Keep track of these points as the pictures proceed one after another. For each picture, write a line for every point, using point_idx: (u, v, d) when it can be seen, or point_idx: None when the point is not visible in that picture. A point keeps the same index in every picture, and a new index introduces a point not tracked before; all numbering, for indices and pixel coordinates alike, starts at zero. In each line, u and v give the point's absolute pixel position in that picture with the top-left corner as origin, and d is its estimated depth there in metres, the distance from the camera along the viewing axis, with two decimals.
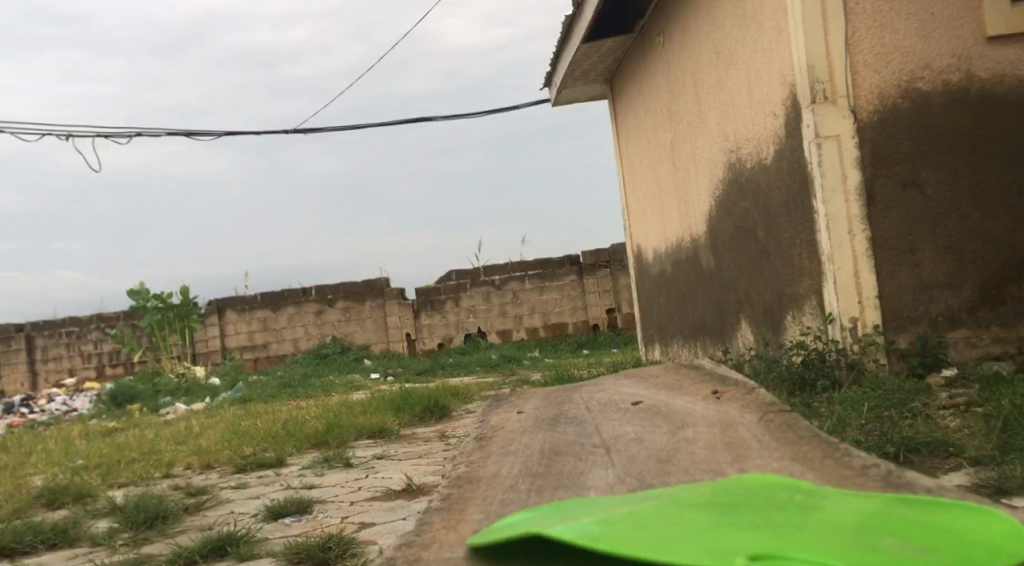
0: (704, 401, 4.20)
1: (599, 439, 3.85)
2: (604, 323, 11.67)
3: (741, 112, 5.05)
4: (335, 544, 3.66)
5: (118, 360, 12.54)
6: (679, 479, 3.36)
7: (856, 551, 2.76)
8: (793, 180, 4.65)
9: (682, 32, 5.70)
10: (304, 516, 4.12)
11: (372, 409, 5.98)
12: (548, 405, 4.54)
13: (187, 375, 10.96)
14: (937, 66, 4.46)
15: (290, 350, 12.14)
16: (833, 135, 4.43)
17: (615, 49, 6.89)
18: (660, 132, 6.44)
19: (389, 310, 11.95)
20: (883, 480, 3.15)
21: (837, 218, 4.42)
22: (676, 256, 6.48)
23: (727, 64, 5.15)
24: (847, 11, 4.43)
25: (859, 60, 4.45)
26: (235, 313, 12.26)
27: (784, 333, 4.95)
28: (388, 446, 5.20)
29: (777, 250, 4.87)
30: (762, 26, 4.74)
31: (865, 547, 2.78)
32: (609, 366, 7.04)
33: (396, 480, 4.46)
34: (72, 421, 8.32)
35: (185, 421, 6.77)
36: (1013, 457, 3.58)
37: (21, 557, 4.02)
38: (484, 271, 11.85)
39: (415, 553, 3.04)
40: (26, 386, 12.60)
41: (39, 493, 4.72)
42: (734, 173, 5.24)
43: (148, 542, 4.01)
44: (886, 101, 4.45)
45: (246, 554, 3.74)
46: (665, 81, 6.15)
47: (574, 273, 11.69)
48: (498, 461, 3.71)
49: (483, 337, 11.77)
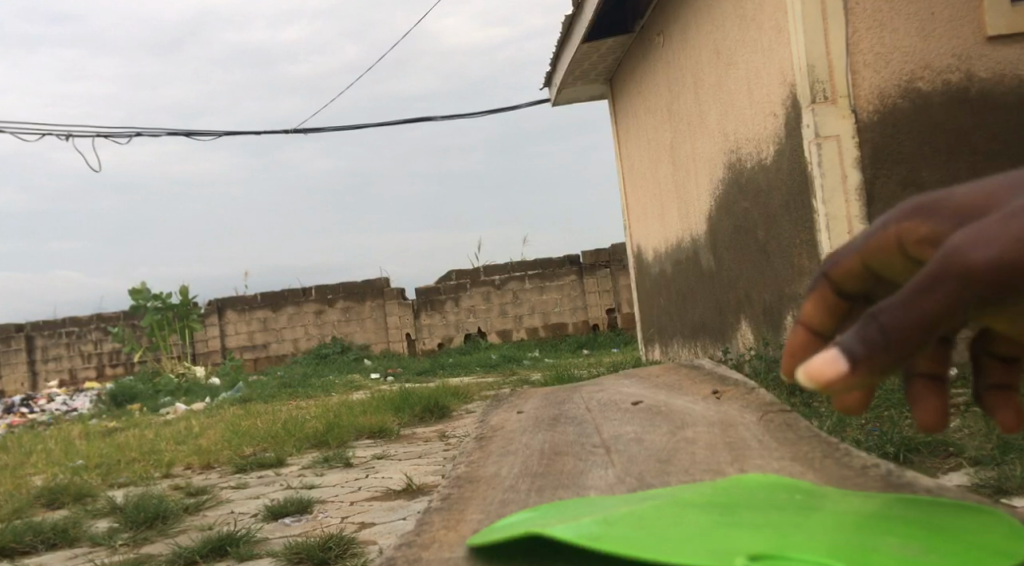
0: (705, 401, 4.19)
1: (599, 439, 3.85)
2: (605, 323, 11.65)
3: (742, 113, 5.06)
4: (335, 544, 3.65)
5: (118, 360, 12.54)
6: (678, 479, 3.36)
7: (855, 551, 2.75)
8: (794, 179, 4.65)
9: (682, 31, 5.69)
10: (304, 516, 4.12)
11: (372, 409, 5.98)
12: (549, 405, 4.53)
13: (188, 375, 10.96)
14: (937, 66, 4.46)
15: (290, 350, 12.17)
16: (833, 135, 4.43)
17: (614, 49, 6.90)
18: (660, 130, 6.44)
19: (389, 311, 11.96)
20: (883, 479, 3.15)
21: (837, 218, 4.42)
22: (677, 256, 6.48)
23: (727, 63, 5.15)
24: (848, 11, 4.42)
25: (859, 59, 4.44)
26: (235, 313, 12.32)
27: (784, 333, 4.96)
28: (388, 446, 5.20)
29: (776, 250, 4.88)
30: (763, 26, 4.75)
31: (865, 548, 2.76)
32: (609, 366, 7.03)
33: (395, 480, 4.46)
34: (71, 421, 8.32)
35: (185, 421, 6.78)
36: (1013, 457, 3.57)
37: (21, 558, 4.02)
38: (484, 271, 11.85)
39: (415, 554, 3.04)
40: (25, 386, 12.63)
41: (39, 494, 4.72)
42: (734, 172, 5.24)
43: (147, 542, 4.00)
44: (886, 101, 4.44)
45: (245, 554, 3.73)
46: (665, 81, 6.15)
47: (574, 273, 11.68)
48: (499, 461, 3.71)
49: (483, 337, 11.77)
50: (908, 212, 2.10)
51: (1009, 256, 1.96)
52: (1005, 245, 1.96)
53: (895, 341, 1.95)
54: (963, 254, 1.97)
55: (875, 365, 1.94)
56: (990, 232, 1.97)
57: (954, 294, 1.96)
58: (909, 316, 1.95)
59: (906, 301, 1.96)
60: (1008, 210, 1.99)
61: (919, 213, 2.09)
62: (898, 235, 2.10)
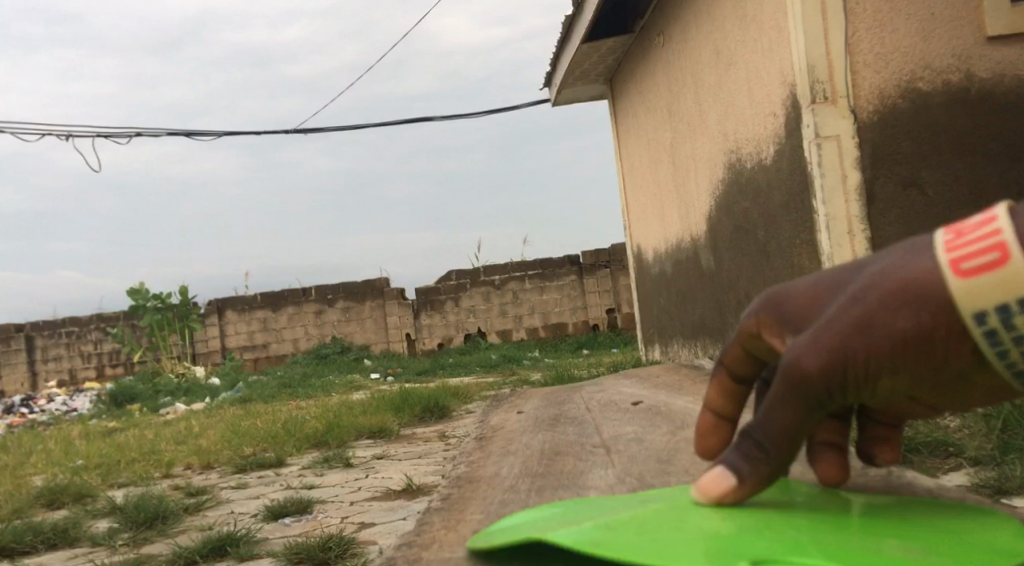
0: (705, 401, 4.20)
1: (599, 439, 3.85)
2: (604, 323, 11.65)
3: (741, 113, 5.06)
4: (335, 544, 3.63)
5: (118, 360, 12.54)
6: (678, 479, 3.36)
7: (855, 552, 2.75)
8: (794, 179, 4.65)
9: (682, 31, 5.69)
10: (304, 516, 4.12)
11: (372, 409, 5.99)
12: (550, 405, 4.54)
13: (188, 375, 10.97)
14: (938, 66, 4.45)
15: (290, 350, 12.17)
16: (833, 135, 4.43)
17: (614, 49, 6.90)
18: (660, 131, 6.44)
19: (389, 311, 11.97)
20: (883, 481, 3.15)
21: (837, 218, 4.42)
22: (676, 256, 6.48)
23: (727, 63, 5.16)
24: (848, 11, 4.42)
25: (859, 60, 4.44)
26: (235, 313, 12.33)
27: None
28: (388, 446, 5.20)
29: (776, 250, 4.89)
30: (763, 26, 4.75)
31: (866, 549, 2.76)
32: (608, 366, 7.03)
33: (396, 480, 4.47)
34: (71, 422, 8.32)
35: (185, 421, 6.79)
36: (1013, 457, 3.54)
37: (21, 558, 4.02)
38: (484, 271, 11.85)
39: (414, 553, 3.04)
40: (25, 386, 12.63)
41: (39, 493, 4.72)
42: (734, 173, 5.25)
43: (148, 542, 4.00)
44: (886, 101, 4.44)
45: (245, 554, 3.73)
46: (665, 81, 6.15)
47: (574, 273, 11.67)
48: (499, 461, 3.71)
49: (483, 337, 11.77)
50: (764, 305, 2.46)
51: (832, 361, 2.30)
52: (827, 354, 2.30)
53: (766, 457, 2.40)
54: (796, 365, 2.33)
55: (757, 476, 2.42)
56: (815, 341, 2.31)
57: (796, 402, 2.34)
58: (774, 430, 2.37)
59: (769, 415, 2.37)
60: (829, 314, 2.32)
61: (768, 309, 2.45)
62: (756, 323, 2.48)
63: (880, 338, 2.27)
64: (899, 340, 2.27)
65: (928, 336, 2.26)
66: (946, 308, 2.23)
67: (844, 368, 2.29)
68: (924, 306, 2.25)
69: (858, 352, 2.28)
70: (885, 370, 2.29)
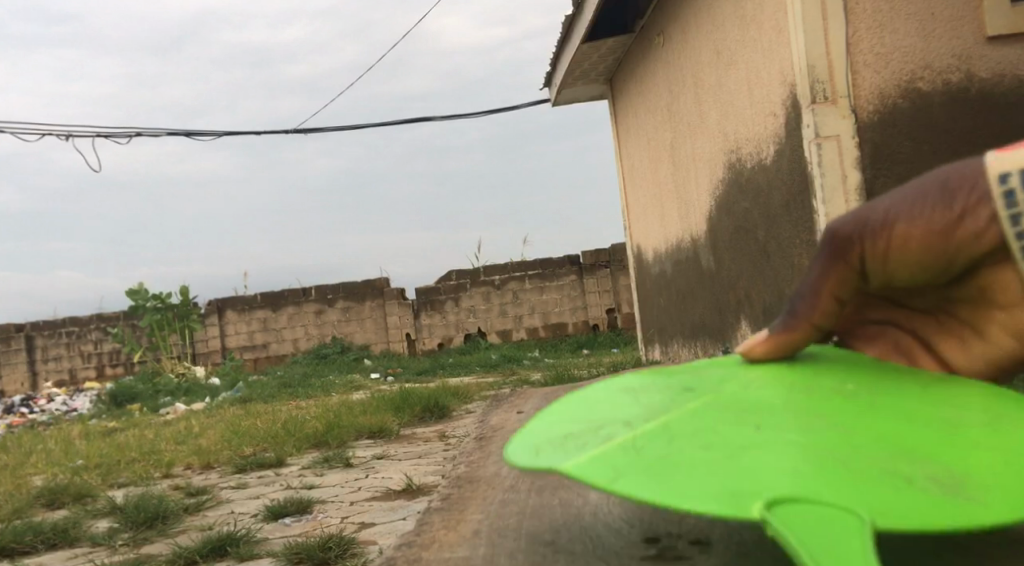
0: None
1: None
2: (605, 323, 11.64)
3: (741, 113, 5.06)
4: (335, 544, 3.63)
5: (118, 360, 12.53)
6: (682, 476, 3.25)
7: (881, 477, 2.13)
8: (794, 179, 4.65)
9: (682, 31, 5.69)
10: (304, 516, 4.11)
11: (372, 409, 5.99)
12: (549, 405, 4.54)
13: (188, 375, 10.97)
14: (938, 66, 4.45)
15: (290, 350, 12.17)
16: (833, 135, 4.43)
17: (614, 49, 6.90)
18: (660, 131, 6.44)
19: (389, 311, 11.96)
20: None
21: (837, 218, 4.43)
22: (676, 256, 6.48)
23: (727, 63, 5.16)
24: (848, 11, 4.42)
25: (859, 59, 4.44)
26: (235, 313, 12.33)
27: None
28: (388, 446, 5.20)
29: (776, 250, 4.89)
30: (763, 26, 4.75)
31: (893, 473, 2.14)
32: (608, 366, 7.03)
33: (395, 480, 4.47)
34: (71, 422, 8.32)
35: (185, 421, 6.79)
36: None
37: (21, 557, 4.02)
38: (484, 271, 11.85)
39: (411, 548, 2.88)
40: (25, 386, 12.62)
41: (39, 494, 4.72)
42: (734, 173, 5.25)
43: (147, 542, 4.00)
44: (886, 101, 4.44)
45: (245, 554, 3.73)
46: (665, 81, 6.15)
47: (574, 273, 11.66)
48: (499, 461, 3.71)
49: (483, 337, 11.77)
50: None
51: (864, 221, 2.31)
52: (861, 216, 2.31)
53: (795, 316, 2.35)
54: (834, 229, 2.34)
55: (790, 337, 2.36)
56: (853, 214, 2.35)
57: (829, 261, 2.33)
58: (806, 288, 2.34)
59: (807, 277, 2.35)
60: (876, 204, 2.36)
61: None
62: None
63: (907, 204, 2.30)
64: (931, 216, 2.28)
65: (951, 204, 2.27)
66: (974, 176, 2.26)
67: (871, 222, 2.30)
68: (953, 180, 2.29)
69: (888, 214, 2.30)
70: (902, 228, 2.29)
